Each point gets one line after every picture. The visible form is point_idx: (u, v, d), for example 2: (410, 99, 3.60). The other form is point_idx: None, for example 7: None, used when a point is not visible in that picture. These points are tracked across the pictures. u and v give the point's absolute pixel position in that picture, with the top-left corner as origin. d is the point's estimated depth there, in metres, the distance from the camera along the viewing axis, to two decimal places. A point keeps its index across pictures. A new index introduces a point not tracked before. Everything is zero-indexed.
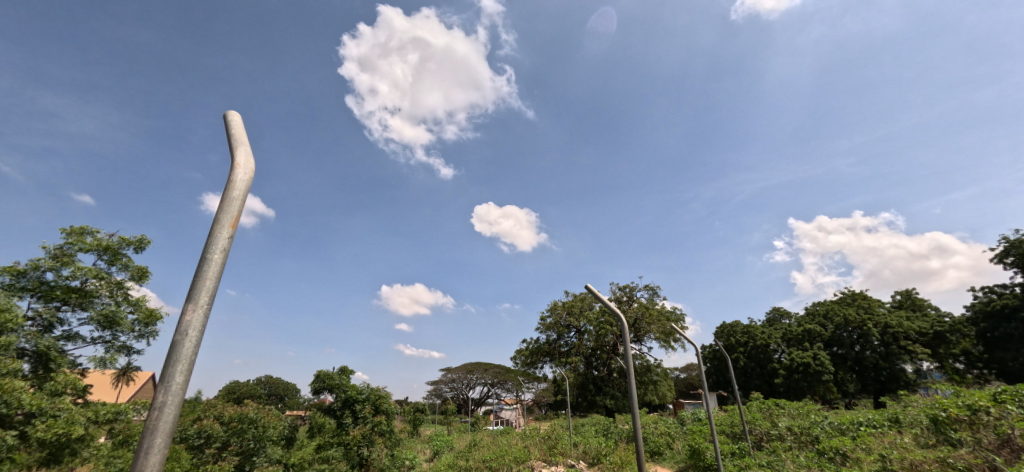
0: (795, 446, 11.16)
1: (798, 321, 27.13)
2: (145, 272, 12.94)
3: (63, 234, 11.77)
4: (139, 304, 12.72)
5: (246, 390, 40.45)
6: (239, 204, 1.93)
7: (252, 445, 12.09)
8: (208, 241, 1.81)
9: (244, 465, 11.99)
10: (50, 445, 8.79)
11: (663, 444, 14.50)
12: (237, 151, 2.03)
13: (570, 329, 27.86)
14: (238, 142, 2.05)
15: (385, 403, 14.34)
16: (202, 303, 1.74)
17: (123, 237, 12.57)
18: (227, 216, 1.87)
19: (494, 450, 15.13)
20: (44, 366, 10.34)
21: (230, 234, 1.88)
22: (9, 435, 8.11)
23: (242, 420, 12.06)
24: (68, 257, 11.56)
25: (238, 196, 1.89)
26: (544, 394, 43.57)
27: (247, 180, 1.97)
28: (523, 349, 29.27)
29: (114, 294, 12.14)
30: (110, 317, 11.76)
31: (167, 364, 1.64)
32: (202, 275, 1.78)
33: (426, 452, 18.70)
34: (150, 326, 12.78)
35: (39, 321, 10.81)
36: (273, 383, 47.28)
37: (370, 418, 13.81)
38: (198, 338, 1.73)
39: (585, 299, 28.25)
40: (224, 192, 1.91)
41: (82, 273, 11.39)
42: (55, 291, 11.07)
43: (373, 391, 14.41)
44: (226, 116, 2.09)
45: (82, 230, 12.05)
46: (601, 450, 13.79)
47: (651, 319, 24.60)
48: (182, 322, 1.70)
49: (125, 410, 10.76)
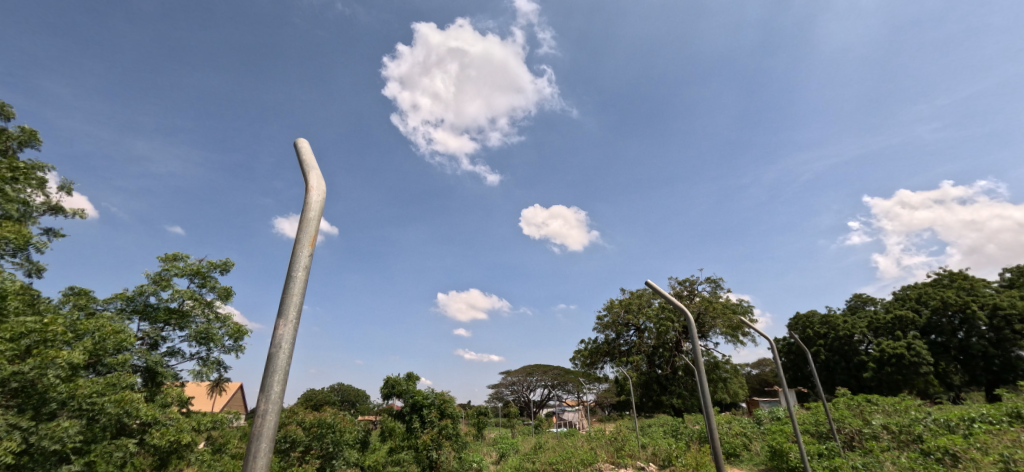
0: (894, 446, 10.06)
1: (885, 308, 24.65)
2: (230, 292, 14.21)
3: (161, 261, 13.24)
4: (228, 321, 13.96)
5: (321, 397, 43.25)
6: (315, 223, 2.05)
7: (330, 448, 12.84)
8: (292, 259, 1.95)
9: (325, 467, 12.80)
10: (161, 451, 9.92)
11: (739, 445, 13.68)
12: (309, 175, 2.16)
13: (630, 327, 27.21)
14: (309, 167, 2.18)
15: (450, 407, 14.71)
16: (291, 318, 1.86)
17: (210, 261, 13.86)
18: (307, 235, 2.00)
19: (560, 453, 14.99)
20: (153, 379, 11.64)
21: (310, 253, 2.00)
22: (131, 441, 9.37)
23: (320, 425, 12.89)
24: (166, 281, 12.97)
25: (315, 217, 2.00)
26: (607, 395, 42.71)
27: (321, 201, 2.09)
28: (582, 349, 28.89)
29: (207, 313, 13.41)
30: (205, 334, 13.03)
31: (265, 375, 1.77)
32: (288, 291, 1.91)
33: (492, 455, 18.91)
34: (238, 340, 14.01)
35: (147, 340, 12.20)
36: (345, 389, 50.37)
37: (437, 422, 14.22)
38: (291, 350, 1.85)
39: (643, 295, 27.48)
40: (301, 213, 2.04)
41: (178, 296, 12.71)
42: (158, 313, 12.45)
43: (438, 395, 14.86)
44: (297, 144, 2.24)
45: (175, 256, 13.46)
46: (672, 452, 13.30)
47: (715, 313, 23.43)
48: (275, 335, 1.83)
49: (221, 420, 11.84)
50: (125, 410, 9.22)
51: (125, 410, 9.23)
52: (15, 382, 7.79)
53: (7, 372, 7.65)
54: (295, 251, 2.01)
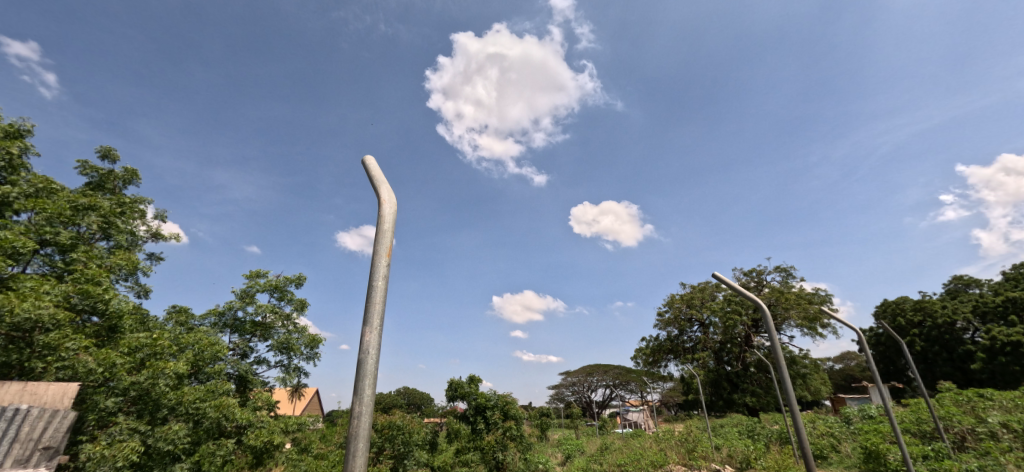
0: (1019, 447, 8.78)
1: (994, 290, 21.71)
2: (305, 304, 15.25)
3: (245, 278, 14.51)
4: (304, 331, 15.00)
5: (389, 401, 45.35)
6: (390, 235, 2.13)
7: (402, 449, 13.36)
8: (372, 270, 2.04)
9: (398, 467, 13.33)
10: (255, 452, 10.83)
11: (827, 446, 12.58)
12: (380, 189, 2.25)
13: (693, 322, 26.01)
14: (379, 181, 2.28)
15: (513, 409, 14.80)
16: (375, 325, 1.95)
17: (286, 276, 14.98)
18: (383, 246, 2.08)
19: (628, 454, 14.60)
20: (245, 386, 12.77)
21: (387, 262, 2.08)
22: (230, 441, 10.33)
23: (391, 427, 13.48)
24: (250, 296, 14.19)
25: (389, 228, 2.08)
26: (673, 394, 41.09)
27: (393, 212, 2.17)
28: (643, 348, 28.02)
29: (286, 324, 14.49)
30: (285, 344, 14.10)
31: (357, 380, 1.86)
32: (371, 300, 2.00)
33: (558, 456, 18.78)
34: (314, 349, 15.00)
35: (237, 351, 13.41)
36: (410, 393, 52.45)
37: (501, 423, 14.38)
38: (377, 356, 1.94)
39: (705, 288, 26.19)
40: (376, 225, 2.13)
41: (261, 310, 13.86)
42: (245, 326, 13.66)
43: (500, 397, 15.04)
44: (366, 160, 2.35)
45: (257, 273, 14.68)
46: (750, 454, 12.52)
47: (788, 304, 21.81)
48: (363, 342, 1.92)
49: (304, 422, 12.77)
50: (223, 413, 10.17)
51: (223, 413, 10.18)
52: (134, 390, 8.87)
53: (126, 382, 8.78)
54: (373, 261, 2.10)
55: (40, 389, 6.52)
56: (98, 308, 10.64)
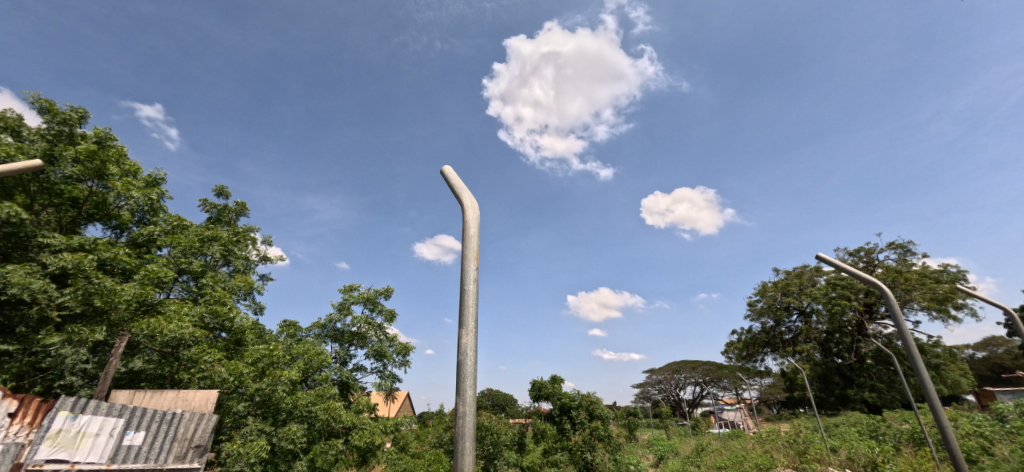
0: None
1: None
2: (393, 314, 16.29)
3: (341, 292, 15.86)
4: (395, 339, 16.02)
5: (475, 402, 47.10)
6: (476, 239, 2.20)
7: (491, 449, 13.71)
8: (463, 274, 2.12)
9: (488, 467, 13.66)
10: (360, 450, 11.86)
11: (979, 447, 10.69)
12: (462, 195, 2.34)
13: (792, 311, 23.64)
14: (460, 188, 2.36)
15: (598, 409, 14.54)
16: (470, 327, 2.02)
17: (375, 289, 16.12)
18: (471, 251, 2.16)
19: (729, 456, 13.60)
20: (347, 391, 13.96)
21: (476, 266, 2.15)
22: (339, 441, 11.35)
23: (479, 427, 13.86)
24: (347, 308, 15.48)
25: (474, 233, 2.15)
26: (773, 391, 37.72)
27: (477, 217, 2.24)
28: (735, 342, 26.03)
29: (379, 333, 15.56)
30: (379, 352, 15.17)
31: (458, 381, 1.95)
32: (464, 304, 2.07)
33: (650, 457, 18.03)
34: (405, 356, 15.94)
35: (339, 359, 14.69)
36: (494, 394, 53.98)
37: (587, 424, 14.19)
38: (475, 357, 2.01)
39: (803, 274, 23.74)
40: (462, 231, 2.21)
41: (357, 321, 15.04)
42: (344, 336, 14.92)
43: (584, 397, 14.88)
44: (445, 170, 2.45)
45: (351, 287, 15.98)
46: (876, 457, 11.04)
47: (909, 285, 18.99)
48: (461, 344, 2.00)
49: (400, 424, 13.69)
50: (332, 416, 11.20)
51: (332, 416, 11.21)
52: (258, 395, 10.10)
53: (253, 388, 10.07)
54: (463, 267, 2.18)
55: (190, 395, 7.62)
56: (225, 324, 12.32)
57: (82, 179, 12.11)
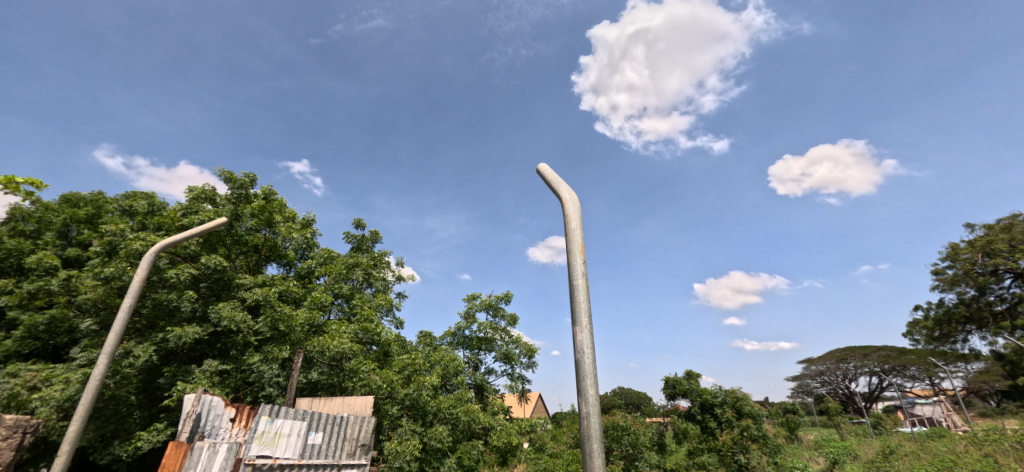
0: None
1: None
2: (515, 318, 16.82)
3: (466, 301, 16.93)
4: (520, 342, 16.50)
5: (608, 402, 46.51)
6: (578, 232, 2.24)
7: (631, 450, 13.15)
8: (570, 269, 2.10)
9: (630, 469, 13.10)
10: (500, 451, 12.47)
11: None
12: (561, 191, 2.41)
13: (1003, 275, 18.39)
14: (557, 184, 2.44)
15: (747, 406, 13.06)
16: (585, 323, 1.93)
17: (495, 295, 16.86)
18: (576, 244, 2.16)
19: (933, 461, 10.96)
20: (482, 394, 14.78)
21: (582, 258, 2.14)
22: (480, 442, 12.05)
23: (615, 427, 13.68)
24: (472, 316, 16.41)
25: (575, 225, 2.19)
26: (990, 379, 29.71)
27: (577, 209, 2.29)
28: (921, 320, 21.12)
29: (505, 337, 16.15)
30: (506, 355, 15.74)
31: (578, 382, 1.84)
32: (576, 298, 2.04)
33: (820, 461, 15.42)
34: (531, 358, 16.30)
35: (471, 363, 15.62)
36: (627, 393, 52.52)
37: (736, 422, 12.78)
38: (593, 355, 1.90)
39: (1015, 226, 18.33)
40: (565, 225, 2.27)
41: (482, 327, 15.85)
42: (473, 342, 15.84)
43: (728, 393, 13.47)
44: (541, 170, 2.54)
45: (474, 296, 16.96)
46: None
47: None
48: (577, 342, 1.93)
49: (535, 424, 13.97)
50: (472, 417, 11.93)
51: (472, 417, 11.93)
52: (408, 399, 11.17)
53: (402, 393, 11.17)
54: (570, 261, 2.18)
55: (352, 400, 8.74)
56: (375, 338, 13.99)
57: (259, 228, 14.96)
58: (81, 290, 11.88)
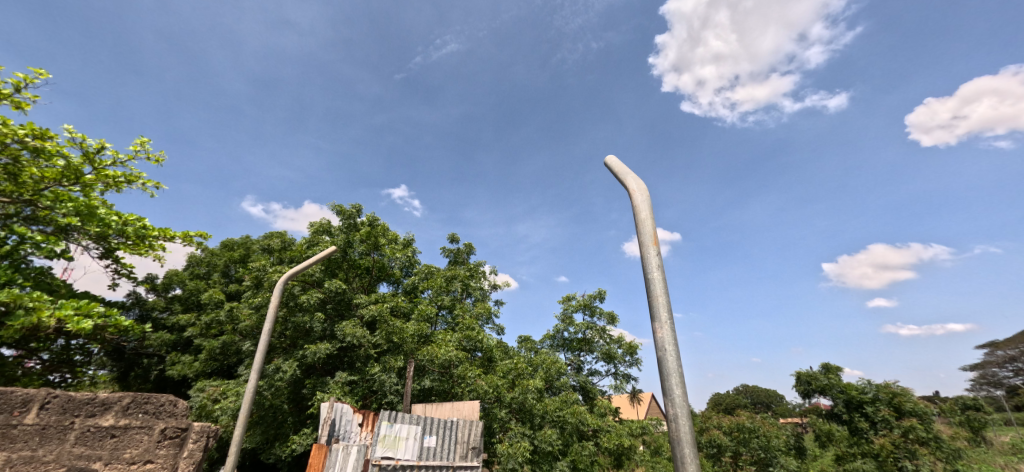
0: None
1: None
2: (613, 315, 16.27)
3: (561, 302, 16.85)
4: (621, 340, 15.92)
5: (731, 401, 42.78)
6: (650, 222, 2.14)
7: (763, 454, 12.32)
8: (645, 262, 2.06)
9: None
10: (613, 453, 12.13)
11: None
12: (628, 180, 2.32)
13: None
14: (624, 174, 2.35)
15: (907, 402, 11.10)
16: (665, 319, 1.93)
17: (590, 294, 16.52)
18: (648, 236, 2.10)
19: None
20: (588, 395, 14.54)
21: (657, 250, 2.07)
22: (591, 444, 11.83)
23: (741, 429, 13.15)
24: (569, 317, 16.26)
25: (646, 217, 2.11)
26: None
27: (646, 199, 2.19)
28: None
29: (605, 336, 15.69)
30: (608, 354, 15.27)
31: (663, 379, 1.85)
32: (653, 294, 2.01)
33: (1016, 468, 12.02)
34: (635, 356, 15.58)
35: (573, 365, 15.46)
36: (753, 391, 47.77)
37: (896, 422, 10.79)
38: (677, 351, 1.88)
39: None
40: (635, 218, 2.19)
41: (581, 328, 15.60)
42: (573, 343, 15.68)
43: (880, 388, 11.67)
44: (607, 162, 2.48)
45: (569, 296, 16.81)
46: None
47: None
48: (657, 339, 1.92)
49: (648, 425, 13.36)
50: (579, 419, 11.76)
51: (579, 419, 11.76)
52: (515, 403, 11.39)
53: (509, 397, 11.40)
54: (644, 254, 2.13)
55: (461, 405, 9.14)
56: (478, 345, 14.51)
57: (368, 252, 16.59)
58: (240, 318, 14.20)
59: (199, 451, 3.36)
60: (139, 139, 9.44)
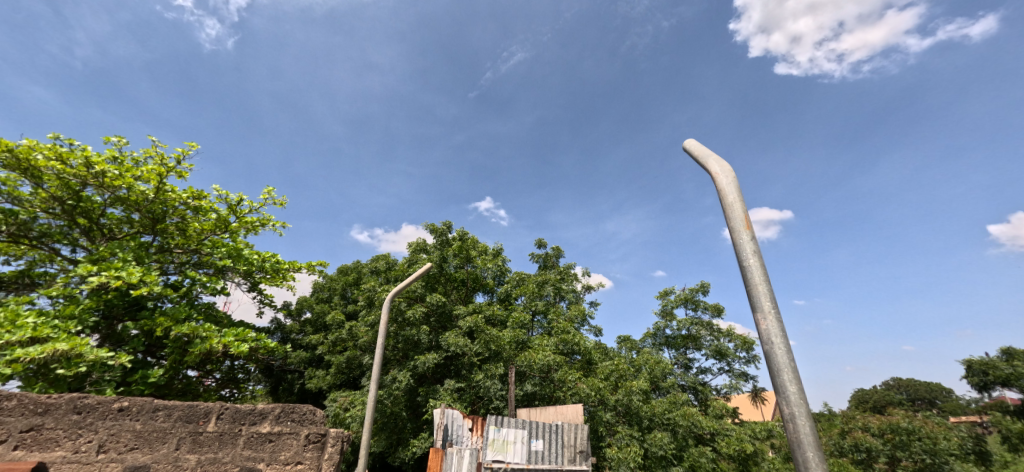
0: None
1: None
2: (720, 308, 15.07)
3: (659, 298, 16.09)
4: (732, 335, 14.67)
5: (881, 398, 36.76)
6: (740, 206, 1.99)
7: (930, 460, 10.48)
8: (738, 249, 1.93)
9: None
10: (736, 458, 11.16)
11: None
12: (710, 164, 2.19)
13: None
14: (705, 157, 2.22)
15: None
16: (768, 309, 1.77)
17: (690, 287, 15.53)
18: (738, 221, 1.96)
19: None
20: (700, 396, 13.63)
21: (751, 235, 1.92)
22: (709, 449, 11.03)
23: (896, 431, 11.33)
24: (670, 313, 15.43)
25: (734, 200, 1.96)
26: None
27: (733, 181, 2.04)
28: None
29: (713, 331, 14.56)
30: (719, 351, 14.16)
31: (773, 375, 1.71)
32: (751, 282, 1.86)
33: None
34: (751, 351, 14.24)
35: (680, 363, 14.61)
36: (909, 386, 40.55)
37: None
38: (787, 343, 1.72)
39: None
40: (722, 203, 2.05)
41: (684, 324, 14.70)
42: (677, 340, 14.84)
43: None
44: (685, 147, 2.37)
45: (667, 291, 15.98)
46: None
47: None
48: (762, 331, 1.78)
49: (774, 427, 12.09)
50: (691, 422, 11.04)
51: (691, 422, 11.05)
52: (620, 406, 11.03)
53: (613, 400, 11.08)
54: (736, 241, 1.99)
55: (565, 408, 9.13)
56: (575, 348, 14.38)
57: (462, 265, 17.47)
58: (359, 335, 15.83)
59: (337, 453, 3.87)
60: (266, 188, 11.14)
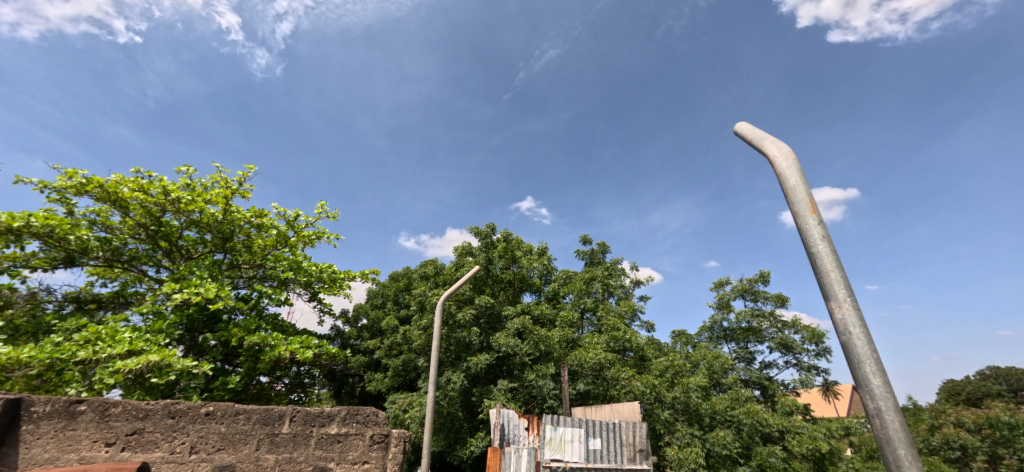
0: None
1: None
2: (783, 298, 14.19)
3: (715, 289, 15.42)
4: (799, 326, 13.76)
5: (976, 389, 33.12)
6: (804, 188, 1.86)
7: None
8: (804, 235, 1.80)
9: None
10: (810, 457, 10.41)
11: None
12: (766, 146, 2.06)
13: None
14: (760, 140, 2.10)
15: None
16: (843, 297, 1.64)
17: (749, 277, 14.74)
18: (802, 205, 1.83)
19: None
20: (766, 391, 12.91)
21: (818, 219, 1.79)
22: (778, 448, 10.40)
23: (997, 425, 10.19)
24: (727, 305, 14.73)
25: (796, 183, 1.83)
26: None
27: (793, 163, 1.91)
28: None
29: (776, 323, 13.74)
30: (784, 343, 13.34)
31: (853, 367, 1.58)
32: (822, 269, 1.73)
33: None
34: (821, 343, 13.27)
35: (741, 358, 13.91)
36: (1010, 375, 36.23)
37: None
38: (867, 332, 1.59)
39: None
40: (782, 187, 1.92)
41: (743, 317, 13.96)
42: (737, 333, 14.13)
43: None
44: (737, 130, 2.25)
45: (723, 282, 15.27)
46: None
47: None
48: (837, 321, 1.64)
49: (852, 424, 11.21)
50: (756, 420, 10.48)
51: (756, 420, 10.49)
52: (679, 403, 10.58)
53: (671, 397, 10.64)
54: (801, 226, 1.86)
55: (620, 407, 8.98)
56: (627, 345, 14.03)
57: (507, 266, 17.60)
58: (413, 338, 16.37)
59: (400, 453, 4.04)
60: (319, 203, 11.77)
